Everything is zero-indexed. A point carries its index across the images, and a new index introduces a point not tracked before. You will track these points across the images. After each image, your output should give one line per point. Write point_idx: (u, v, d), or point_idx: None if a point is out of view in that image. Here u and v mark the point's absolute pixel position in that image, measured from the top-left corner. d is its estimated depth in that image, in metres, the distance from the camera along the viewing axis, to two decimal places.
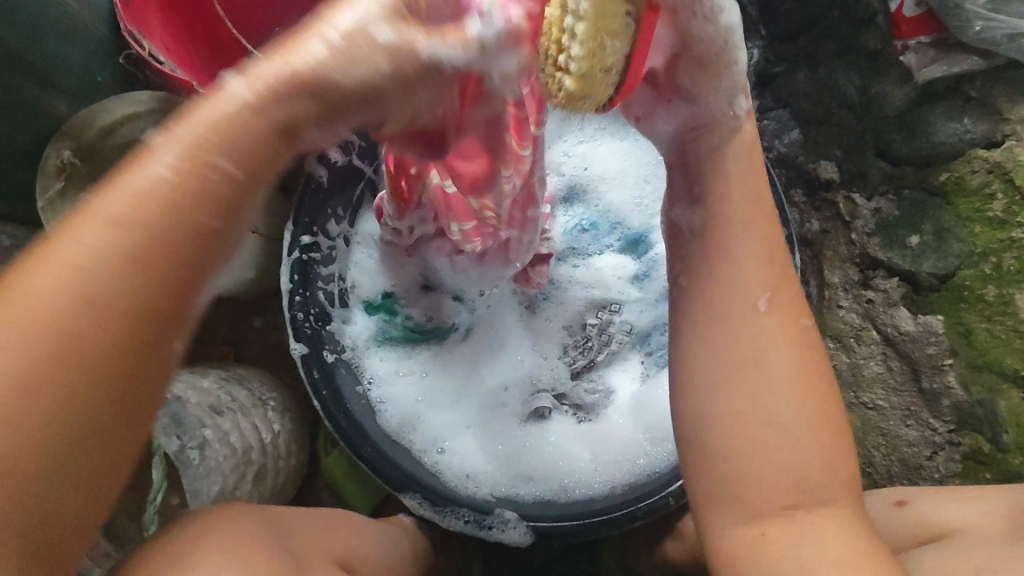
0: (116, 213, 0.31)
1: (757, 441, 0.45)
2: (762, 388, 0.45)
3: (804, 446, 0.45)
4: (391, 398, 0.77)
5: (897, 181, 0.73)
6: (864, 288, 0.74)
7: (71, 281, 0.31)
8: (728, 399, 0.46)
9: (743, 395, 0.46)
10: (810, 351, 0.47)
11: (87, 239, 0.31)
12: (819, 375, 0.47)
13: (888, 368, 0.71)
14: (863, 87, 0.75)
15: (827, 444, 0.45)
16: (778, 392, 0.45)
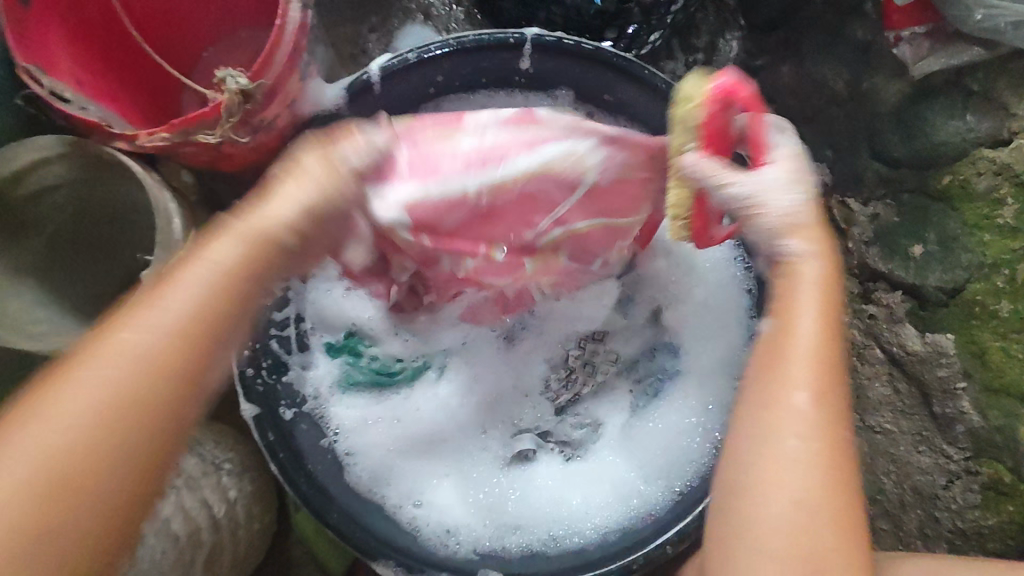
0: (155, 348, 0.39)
1: (765, 520, 0.42)
2: (779, 472, 0.42)
3: (814, 529, 0.42)
4: (360, 450, 0.70)
5: (896, 185, 0.67)
6: (865, 302, 0.68)
7: (123, 372, 0.38)
8: (744, 478, 0.43)
9: (757, 478, 0.43)
10: (840, 433, 0.44)
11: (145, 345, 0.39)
12: (844, 456, 0.43)
13: (896, 390, 0.66)
14: (853, 82, 0.69)
15: (837, 529, 0.42)
16: (787, 477, 0.42)
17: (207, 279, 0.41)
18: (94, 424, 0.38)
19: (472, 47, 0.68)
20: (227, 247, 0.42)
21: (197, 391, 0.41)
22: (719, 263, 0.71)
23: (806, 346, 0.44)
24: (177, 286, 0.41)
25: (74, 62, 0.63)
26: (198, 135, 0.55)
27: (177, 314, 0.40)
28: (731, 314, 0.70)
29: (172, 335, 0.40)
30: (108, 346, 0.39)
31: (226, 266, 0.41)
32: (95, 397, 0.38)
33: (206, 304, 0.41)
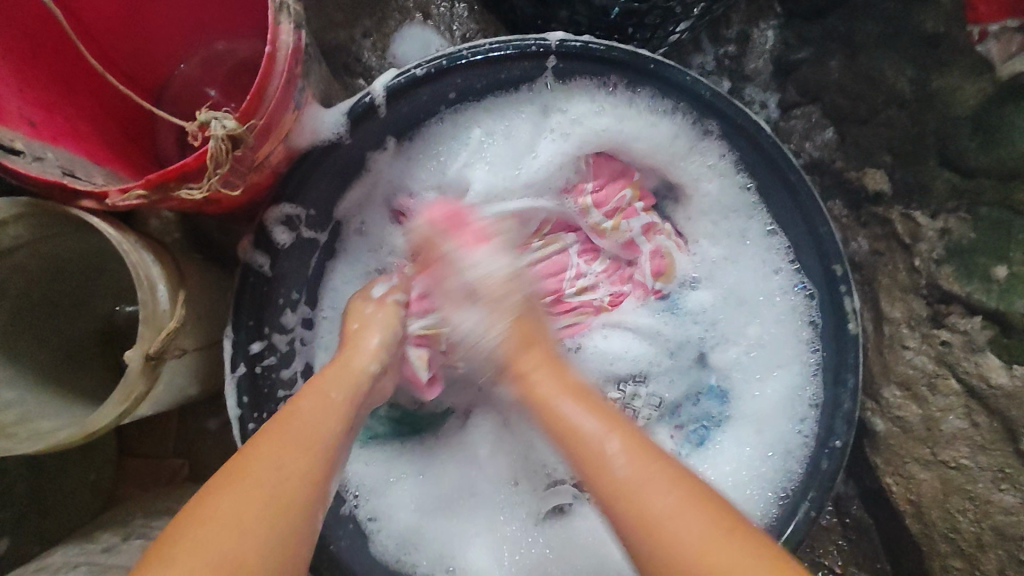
0: (315, 405, 0.47)
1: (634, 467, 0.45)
2: (604, 467, 0.46)
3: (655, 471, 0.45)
4: (382, 515, 0.62)
5: (970, 197, 0.59)
6: (936, 326, 0.62)
7: (295, 436, 0.44)
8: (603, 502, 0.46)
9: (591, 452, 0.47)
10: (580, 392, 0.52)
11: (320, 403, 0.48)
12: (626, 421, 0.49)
13: (974, 424, 0.60)
14: (918, 80, 0.61)
15: (660, 470, 0.44)
16: (622, 457, 0.46)
17: (314, 404, 0.47)
18: (255, 534, 0.39)
19: (489, 58, 0.59)
20: (306, 402, 0.47)
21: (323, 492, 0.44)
22: (777, 293, 0.65)
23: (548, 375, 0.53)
24: (303, 407, 0.47)
25: (26, 102, 0.53)
26: (180, 189, 0.47)
27: (310, 427, 0.46)
28: (791, 350, 0.64)
29: (295, 452, 0.43)
30: (244, 481, 0.41)
31: (341, 381, 0.50)
32: (260, 518, 0.40)
33: (332, 422, 0.47)
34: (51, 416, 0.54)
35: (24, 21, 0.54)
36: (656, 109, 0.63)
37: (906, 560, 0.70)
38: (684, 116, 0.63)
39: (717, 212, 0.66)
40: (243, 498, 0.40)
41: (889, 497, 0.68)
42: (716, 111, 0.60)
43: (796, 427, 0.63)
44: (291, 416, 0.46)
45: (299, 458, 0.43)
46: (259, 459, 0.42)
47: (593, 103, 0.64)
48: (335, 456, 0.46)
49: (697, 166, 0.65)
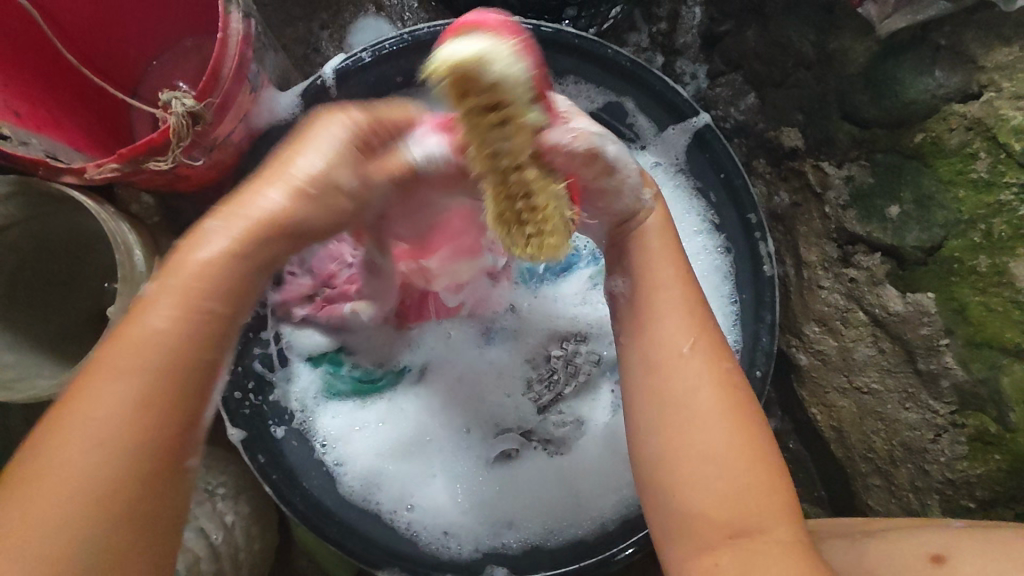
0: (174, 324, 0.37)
1: (705, 455, 0.44)
2: (689, 419, 0.45)
3: (732, 467, 0.44)
4: (349, 458, 0.69)
5: (869, 146, 0.66)
6: (846, 265, 0.69)
7: (126, 366, 0.35)
8: (653, 429, 0.46)
9: (676, 418, 0.45)
10: (731, 384, 0.47)
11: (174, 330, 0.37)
12: (747, 404, 0.47)
13: (880, 350, 0.66)
14: (819, 42, 0.67)
15: (743, 452, 0.44)
16: (707, 431, 0.45)
17: (160, 325, 0.36)
18: (103, 506, 0.34)
19: (426, 39, 0.66)
20: (156, 326, 0.36)
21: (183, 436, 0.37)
22: (699, 252, 0.71)
23: (667, 289, 0.50)
24: (148, 340, 0.36)
25: (10, 95, 0.61)
26: (148, 162, 0.54)
27: (149, 356, 0.36)
28: (714, 300, 0.70)
29: (138, 398, 0.35)
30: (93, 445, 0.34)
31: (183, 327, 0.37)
32: (101, 481, 0.34)
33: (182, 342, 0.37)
34: (44, 376, 0.60)
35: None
36: (581, 92, 0.70)
37: (837, 484, 0.76)
38: (600, 108, 0.70)
39: None
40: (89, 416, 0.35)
41: (816, 425, 0.75)
42: (639, 80, 0.68)
43: None
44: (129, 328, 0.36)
45: (138, 391, 0.35)
46: (96, 395, 0.35)
47: None
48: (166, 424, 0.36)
49: None
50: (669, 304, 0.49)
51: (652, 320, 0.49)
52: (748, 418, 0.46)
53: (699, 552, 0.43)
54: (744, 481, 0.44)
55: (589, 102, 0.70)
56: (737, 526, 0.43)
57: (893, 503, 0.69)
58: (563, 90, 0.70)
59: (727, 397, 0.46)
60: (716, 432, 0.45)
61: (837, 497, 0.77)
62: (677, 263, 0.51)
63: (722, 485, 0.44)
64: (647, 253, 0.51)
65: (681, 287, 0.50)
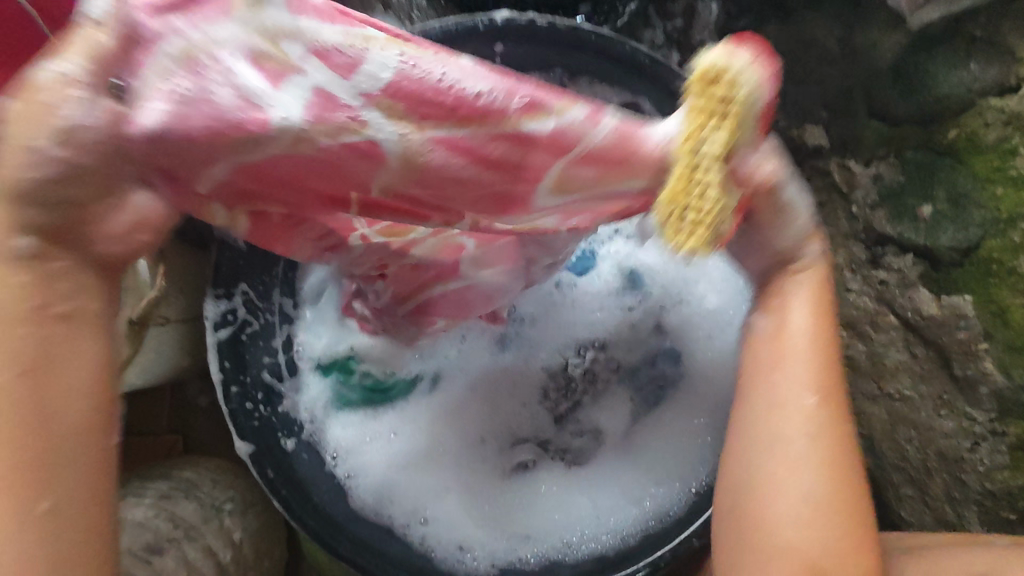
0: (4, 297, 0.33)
1: (795, 519, 0.43)
2: (774, 483, 0.45)
3: (819, 534, 0.43)
4: (361, 471, 0.67)
5: (898, 143, 0.63)
6: (875, 267, 0.66)
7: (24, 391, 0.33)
8: (744, 479, 0.46)
9: (770, 482, 0.45)
10: (839, 443, 0.46)
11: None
12: (851, 468, 0.45)
13: (913, 355, 0.64)
14: (844, 36, 0.65)
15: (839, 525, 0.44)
16: (814, 489, 0.44)
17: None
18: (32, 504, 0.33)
19: (438, 39, 0.63)
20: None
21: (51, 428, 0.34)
22: (720, 254, 0.69)
23: (805, 329, 0.48)
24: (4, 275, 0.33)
25: None
26: None
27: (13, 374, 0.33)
28: (736, 304, 0.68)
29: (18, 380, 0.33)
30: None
31: (9, 276, 0.33)
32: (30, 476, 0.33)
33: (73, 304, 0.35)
34: None
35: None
36: (596, 93, 0.67)
37: None
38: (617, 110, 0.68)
39: None
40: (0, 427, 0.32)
41: None
42: (656, 76, 0.66)
43: None
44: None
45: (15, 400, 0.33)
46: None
47: (543, 93, 0.68)
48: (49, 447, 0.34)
49: None
50: (796, 373, 0.47)
51: (783, 383, 0.47)
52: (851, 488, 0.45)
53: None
54: (833, 540, 0.43)
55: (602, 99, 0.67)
56: (816, 573, 0.43)
57: (928, 514, 0.66)
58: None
59: (834, 467, 0.45)
60: (810, 482, 0.44)
61: None
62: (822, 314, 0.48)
63: (794, 532, 0.43)
64: (789, 299, 0.49)
65: (816, 330, 0.48)
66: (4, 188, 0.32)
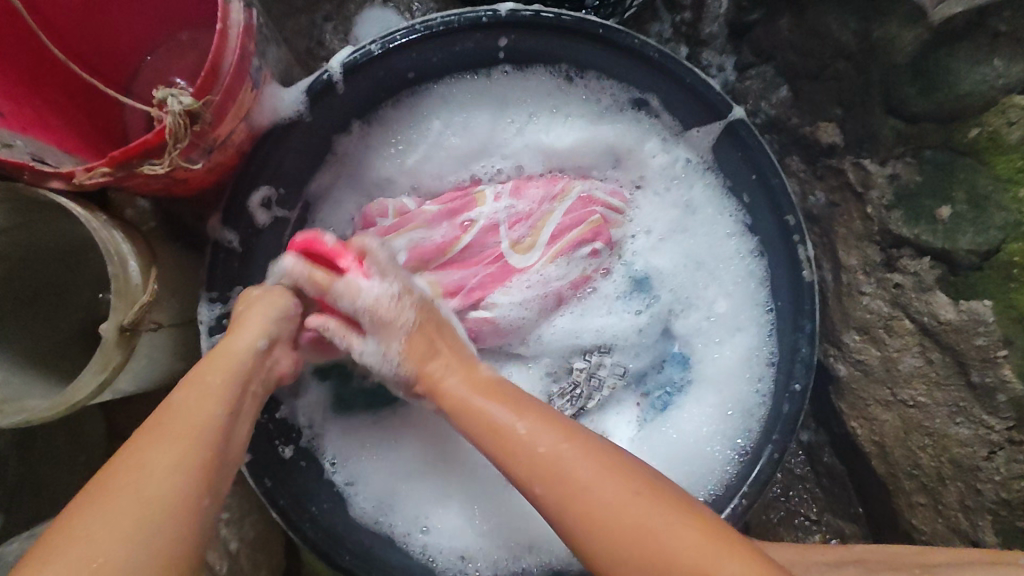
0: (194, 395, 0.44)
1: (614, 528, 0.41)
2: (584, 499, 0.43)
3: (673, 529, 0.40)
4: (361, 478, 0.65)
5: (915, 143, 0.61)
6: (889, 270, 0.64)
7: (197, 416, 0.43)
8: (571, 511, 0.43)
9: (584, 497, 0.43)
10: (612, 464, 0.45)
11: (188, 409, 0.43)
12: (635, 481, 0.43)
13: (928, 361, 0.62)
14: (861, 31, 0.63)
15: (680, 526, 0.40)
16: (600, 494, 0.43)
17: (216, 402, 0.45)
18: (160, 512, 0.38)
19: (441, 32, 0.61)
20: (202, 407, 0.44)
21: (224, 462, 0.43)
22: (731, 256, 0.68)
23: (504, 419, 0.49)
24: (205, 418, 0.43)
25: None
26: (143, 166, 0.50)
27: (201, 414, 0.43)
28: (747, 306, 0.67)
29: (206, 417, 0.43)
30: (141, 447, 0.40)
31: (207, 395, 0.45)
32: (164, 494, 0.38)
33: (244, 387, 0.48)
34: (35, 396, 0.55)
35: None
36: (603, 89, 0.67)
37: (877, 502, 0.72)
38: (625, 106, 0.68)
39: (663, 183, 0.70)
40: (179, 437, 0.41)
41: (855, 440, 0.71)
42: (666, 72, 0.62)
43: (755, 388, 0.66)
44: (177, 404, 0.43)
45: (193, 429, 0.42)
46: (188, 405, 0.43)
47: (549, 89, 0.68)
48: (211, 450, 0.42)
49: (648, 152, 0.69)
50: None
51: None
52: (664, 495, 0.43)
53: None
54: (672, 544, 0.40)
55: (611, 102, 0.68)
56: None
57: (941, 523, 0.64)
58: (583, 85, 0.67)
59: (615, 477, 0.43)
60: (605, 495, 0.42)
61: (877, 516, 0.72)
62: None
63: (667, 538, 0.40)
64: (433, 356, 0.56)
65: (472, 391, 0.52)
66: (220, 355, 0.49)
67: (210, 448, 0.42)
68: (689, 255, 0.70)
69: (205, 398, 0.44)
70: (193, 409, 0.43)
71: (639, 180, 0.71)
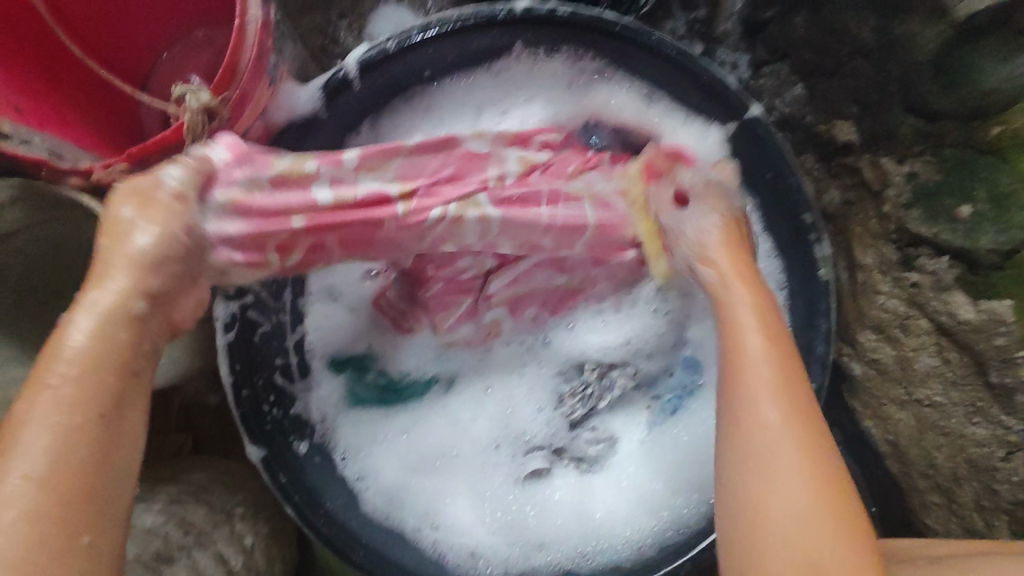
0: (74, 388, 0.39)
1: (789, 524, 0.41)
2: (767, 491, 0.43)
3: (813, 518, 0.41)
4: (372, 473, 0.65)
5: (935, 141, 0.61)
6: (907, 269, 0.63)
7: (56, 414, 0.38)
8: (739, 521, 0.43)
9: (759, 509, 0.43)
10: (809, 430, 0.45)
11: (51, 406, 0.38)
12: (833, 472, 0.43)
13: (945, 360, 0.62)
14: (881, 28, 0.62)
15: (826, 493, 0.42)
16: (780, 461, 0.43)
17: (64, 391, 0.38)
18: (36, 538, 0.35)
19: (457, 30, 0.61)
20: (69, 384, 0.39)
21: (109, 437, 0.39)
22: (752, 257, 0.66)
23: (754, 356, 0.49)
24: (75, 405, 0.38)
25: (10, 88, 0.58)
26: (162, 161, 0.51)
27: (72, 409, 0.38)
28: None
29: (53, 405, 0.38)
30: (15, 424, 0.37)
31: (80, 388, 0.39)
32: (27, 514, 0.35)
33: (125, 335, 0.42)
34: None
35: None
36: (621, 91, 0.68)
37: (891, 501, 0.71)
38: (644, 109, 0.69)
39: None
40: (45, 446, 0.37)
41: (870, 438, 0.70)
42: (682, 68, 0.62)
43: None
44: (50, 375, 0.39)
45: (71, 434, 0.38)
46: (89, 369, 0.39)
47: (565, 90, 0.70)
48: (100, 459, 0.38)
49: None
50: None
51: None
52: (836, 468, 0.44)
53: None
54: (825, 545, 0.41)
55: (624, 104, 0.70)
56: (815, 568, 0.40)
57: (954, 522, 0.64)
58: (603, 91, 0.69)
59: (808, 455, 0.44)
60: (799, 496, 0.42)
61: (890, 514, 0.72)
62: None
63: (785, 514, 0.42)
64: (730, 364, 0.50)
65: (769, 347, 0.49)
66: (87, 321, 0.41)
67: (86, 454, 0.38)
68: None
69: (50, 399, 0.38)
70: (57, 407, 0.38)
71: None
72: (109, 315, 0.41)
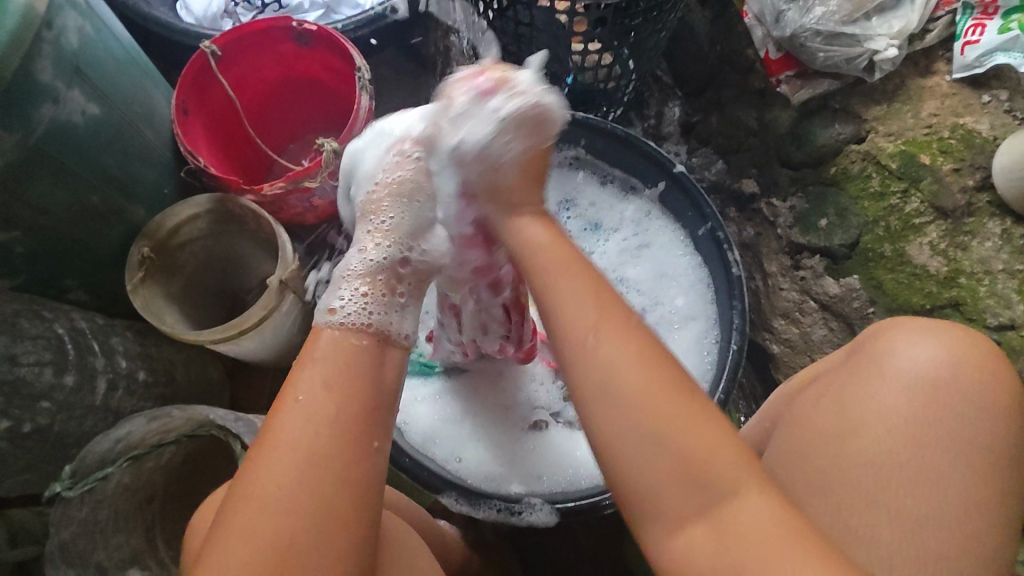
0: (298, 433, 0.46)
1: (655, 425, 0.42)
2: (642, 414, 0.43)
3: (673, 425, 0.42)
4: (414, 420, 0.89)
5: (801, 182, 0.89)
6: (798, 269, 0.89)
7: (277, 458, 0.45)
8: (627, 468, 0.43)
9: (625, 421, 0.43)
10: (655, 359, 0.45)
11: (283, 454, 0.45)
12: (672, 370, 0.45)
13: (830, 329, 0.86)
14: (759, 116, 0.93)
15: (688, 406, 0.43)
16: (625, 381, 0.44)
17: (296, 436, 0.46)
18: (284, 519, 0.43)
19: None
20: (283, 453, 0.45)
21: (273, 455, 0.45)
22: (685, 269, 0.95)
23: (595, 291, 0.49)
24: (304, 438, 0.46)
25: (209, 154, 0.86)
26: (305, 181, 0.80)
27: (294, 442, 0.45)
28: (700, 299, 0.93)
29: (281, 486, 0.44)
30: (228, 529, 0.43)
31: (301, 441, 0.45)
32: (284, 516, 0.43)
33: (337, 413, 0.48)
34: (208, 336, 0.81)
35: (207, 97, 0.85)
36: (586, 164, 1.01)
37: None
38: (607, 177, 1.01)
39: (632, 223, 1.00)
40: (282, 474, 0.44)
41: None
42: (629, 142, 0.94)
43: (705, 359, 0.90)
44: (261, 456, 0.45)
45: (298, 459, 0.45)
46: (260, 482, 0.44)
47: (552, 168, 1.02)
48: (343, 460, 0.46)
49: (621, 207, 1.01)
50: (927, 329, 0.55)
51: (884, 359, 0.55)
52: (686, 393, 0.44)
53: (796, 464, 0.53)
54: (682, 444, 0.42)
55: (589, 174, 1.02)
56: (705, 501, 0.41)
57: None
58: (579, 168, 1.02)
59: (652, 371, 0.44)
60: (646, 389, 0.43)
61: None
62: (944, 342, 0.54)
63: (664, 432, 0.42)
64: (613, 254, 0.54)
65: None
66: (318, 414, 0.47)
67: (324, 452, 0.45)
68: (657, 270, 0.97)
69: (286, 451, 0.45)
70: (294, 443, 0.45)
71: (636, 234, 1.00)
72: (313, 450, 0.45)
